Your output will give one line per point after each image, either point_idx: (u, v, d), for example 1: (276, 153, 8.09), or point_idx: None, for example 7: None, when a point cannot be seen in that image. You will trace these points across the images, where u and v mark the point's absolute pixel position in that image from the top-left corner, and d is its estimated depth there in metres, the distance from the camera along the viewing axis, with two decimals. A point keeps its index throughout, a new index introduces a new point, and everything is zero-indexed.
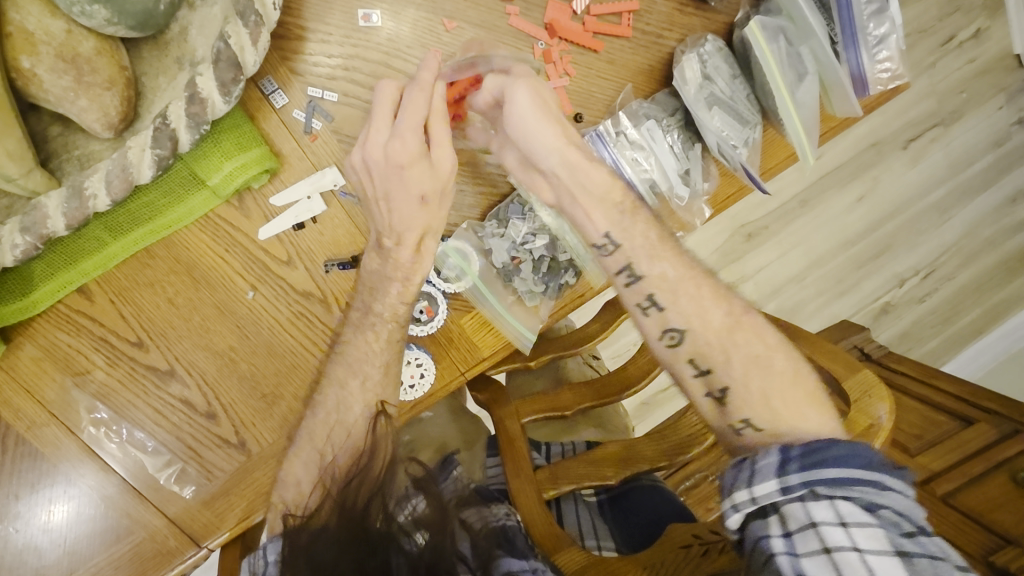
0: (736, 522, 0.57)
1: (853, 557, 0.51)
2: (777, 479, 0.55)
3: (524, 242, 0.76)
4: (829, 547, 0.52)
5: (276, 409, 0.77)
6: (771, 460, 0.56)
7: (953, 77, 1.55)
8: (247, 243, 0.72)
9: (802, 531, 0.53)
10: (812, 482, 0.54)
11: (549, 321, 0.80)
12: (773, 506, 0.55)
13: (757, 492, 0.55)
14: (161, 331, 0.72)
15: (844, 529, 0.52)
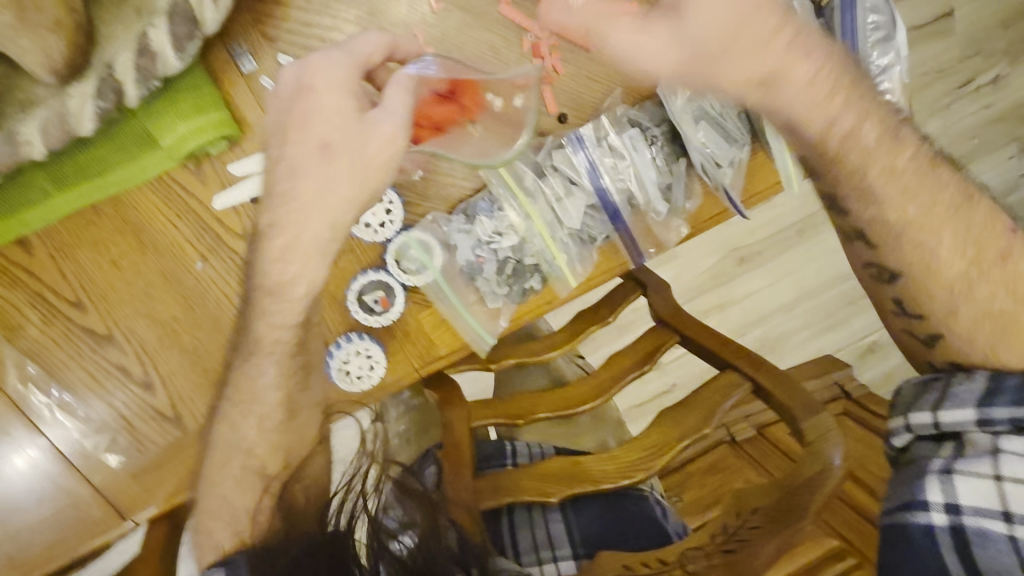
0: (905, 440, 0.66)
1: (1022, 487, 0.58)
2: (977, 408, 0.61)
3: (490, 241, 0.72)
4: (1001, 476, 0.59)
5: (216, 386, 0.74)
6: (979, 385, 0.62)
7: (966, 121, 1.52)
8: (200, 211, 0.69)
9: (978, 456, 0.60)
10: (1018, 417, 0.59)
11: (509, 325, 0.77)
12: (985, 432, 0.61)
13: (944, 418, 0.62)
14: (102, 293, 0.69)
15: (1003, 457, 0.59)
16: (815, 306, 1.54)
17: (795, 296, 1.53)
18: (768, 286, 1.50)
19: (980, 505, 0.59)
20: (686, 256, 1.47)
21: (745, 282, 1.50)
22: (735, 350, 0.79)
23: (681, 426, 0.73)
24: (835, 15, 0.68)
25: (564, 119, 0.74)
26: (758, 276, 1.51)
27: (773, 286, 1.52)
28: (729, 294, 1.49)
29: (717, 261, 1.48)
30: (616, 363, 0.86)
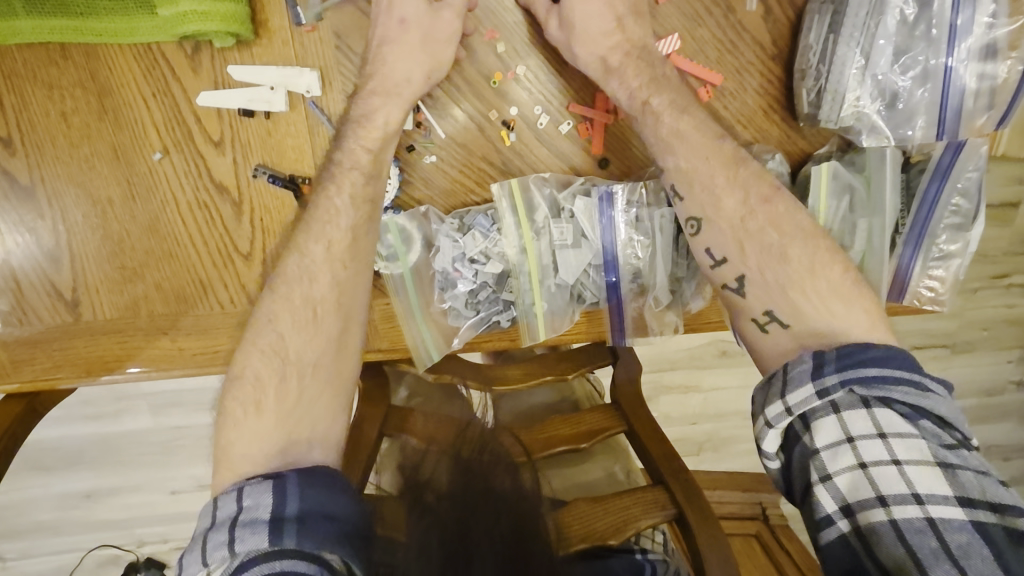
0: (774, 445, 0.51)
1: (893, 471, 0.47)
2: (815, 383, 0.49)
3: (474, 260, 0.65)
4: (864, 463, 0.47)
5: (130, 288, 0.67)
6: (804, 365, 0.50)
7: (985, 312, 1.33)
8: (180, 101, 0.61)
9: (835, 448, 0.48)
10: (849, 382, 0.48)
11: (459, 350, 0.70)
12: (835, 410, 0.49)
13: (792, 401, 0.49)
14: (37, 142, 0.61)
15: (883, 440, 0.47)
16: None
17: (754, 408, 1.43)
18: (736, 387, 1.40)
19: (864, 496, 0.47)
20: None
21: (716, 376, 1.40)
22: (677, 468, 0.73)
23: (585, 523, 0.67)
24: (923, 180, 0.62)
25: (604, 165, 0.67)
26: (735, 375, 1.40)
27: (740, 389, 1.41)
28: (692, 379, 1.40)
29: (704, 345, 1.37)
30: (556, 427, 0.80)
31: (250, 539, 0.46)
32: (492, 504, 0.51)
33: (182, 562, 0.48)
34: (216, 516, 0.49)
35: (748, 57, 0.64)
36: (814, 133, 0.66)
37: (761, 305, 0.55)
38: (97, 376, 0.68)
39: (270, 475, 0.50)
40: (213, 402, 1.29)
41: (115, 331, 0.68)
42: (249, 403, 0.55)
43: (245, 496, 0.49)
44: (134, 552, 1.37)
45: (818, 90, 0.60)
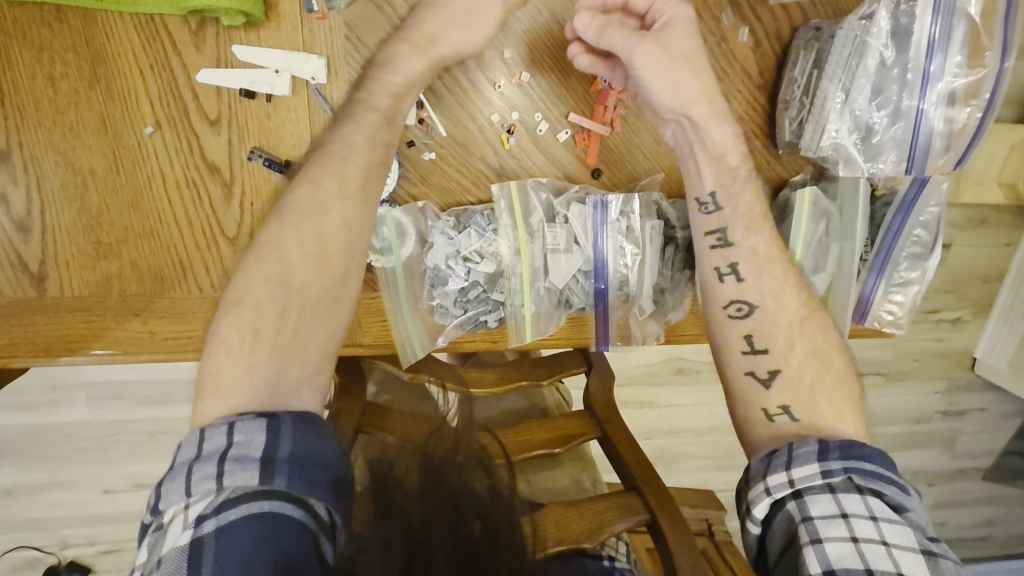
0: (762, 512, 0.54)
1: (881, 551, 0.48)
2: (819, 465, 0.52)
3: (467, 258, 0.66)
4: (856, 539, 0.49)
5: (103, 265, 0.64)
6: (810, 448, 0.53)
7: (918, 343, 1.43)
8: (178, 76, 0.59)
9: (829, 518, 0.50)
10: (852, 470, 0.51)
11: (444, 349, 0.70)
12: (831, 492, 0.51)
13: (796, 475, 0.53)
14: (19, 104, 0.58)
15: (874, 523, 0.49)
16: (721, 442, 1.50)
17: (706, 426, 1.48)
18: (690, 405, 1.44)
19: (850, 565, 0.48)
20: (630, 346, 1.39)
21: (673, 393, 1.44)
22: (650, 475, 0.75)
23: (560, 526, 0.67)
24: (888, 213, 0.67)
25: (597, 175, 0.69)
26: (689, 393, 1.44)
27: (695, 408, 1.46)
28: (651, 396, 1.43)
29: (659, 361, 1.41)
30: (532, 431, 0.81)
31: (239, 476, 0.45)
32: (454, 521, 0.45)
33: (157, 491, 0.46)
34: (202, 447, 0.47)
35: (736, 84, 0.68)
36: (791, 161, 0.70)
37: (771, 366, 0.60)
38: (57, 356, 0.65)
39: (264, 414, 0.49)
40: (163, 397, 1.22)
41: (83, 309, 0.65)
42: (246, 333, 0.54)
43: (237, 432, 0.47)
44: (56, 555, 1.29)
45: (800, 120, 0.66)
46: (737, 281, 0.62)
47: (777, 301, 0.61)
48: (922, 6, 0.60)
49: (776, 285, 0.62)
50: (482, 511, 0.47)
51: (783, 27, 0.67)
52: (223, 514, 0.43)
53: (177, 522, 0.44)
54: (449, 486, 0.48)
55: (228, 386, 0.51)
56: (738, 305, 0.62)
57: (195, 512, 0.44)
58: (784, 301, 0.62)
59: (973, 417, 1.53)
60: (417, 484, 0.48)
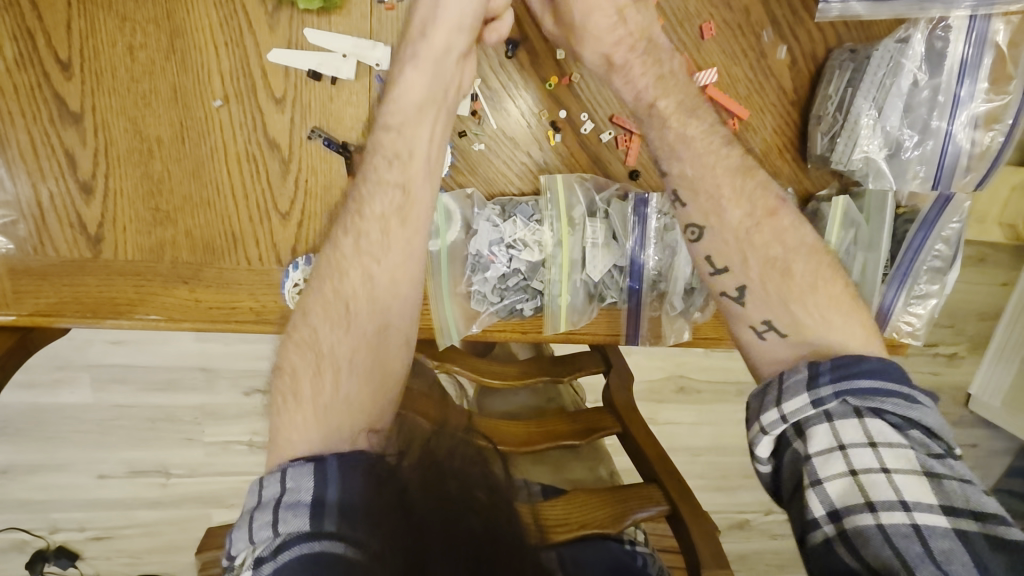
0: (767, 451, 0.57)
1: (882, 479, 0.52)
2: (810, 393, 0.54)
3: (511, 245, 0.68)
4: (856, 470, 0.52)
5: (159, 231, 0.66)
6: (801, 375, 0.55)
7: (915, 376, 1.46)
8: (250, 54, 0.62)
9: (828, 454, 0.53)
10: (842, 392, 0.53)
11: (480, 334, 0.72)
12: (828, 419, 0.54)
13: (789, 409, 0.55)
14: (98, 70, 0.61)
15: (873, 449, 0.52)
16: (719, 463, 1.50)
17: (704, 445, 1.49)
18: (687, 423, 1.46)
19: (852, 501, 0.52)
20: (633, 361, 1.41)
21: (672, 411, 1.46)
22: (671, 470, 0.76)
23: (586, 510, 0.70)
24: (910, 230, 0.70)
25: (635, 176, 0.72)
26: (688, 411, 1.47)
27: (692, 426, 1.47)
28: (651, 412, 1.45)
29: (660, 378, 1.43)
30: (554, 423, 0.84)
31: (291, 522, 0.48)
32: (452, 518, 0.43)
33: (230, 534, 0.51)
34: (262, 495, 0.51)
35: (771, 99, 0.72)
36: (819, 175, 0.74)
37: (763, 315, 0.61)
38: (104, 318, 0.66)
39: (312, 458, 0.51)
40: (168, 383, 1.24)
41: (134, 272, 0.67)
42: (288, 394, 0.55)
43: (289, 478, 0.50)
44: (43, 539, 1.27)
45: (831, 135, 0.69)
46: (685, 207, 0.64)
47: (719, 215, 0.62)
48: (957, 31, 0.65)
49: (726, 200, 0.62)
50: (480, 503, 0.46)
51: (818, 49, 0.70)
52: (278, 557, 0.46)
53: (246, 563, 0.48)
54: (446, 479, 0.46)
55: (285, 444, 0.53)
56: (693, 230, 0.64)
57: (256, 554, 0.48)
58: (751, 230, 0.62)
59: (966, 453, 1.54)
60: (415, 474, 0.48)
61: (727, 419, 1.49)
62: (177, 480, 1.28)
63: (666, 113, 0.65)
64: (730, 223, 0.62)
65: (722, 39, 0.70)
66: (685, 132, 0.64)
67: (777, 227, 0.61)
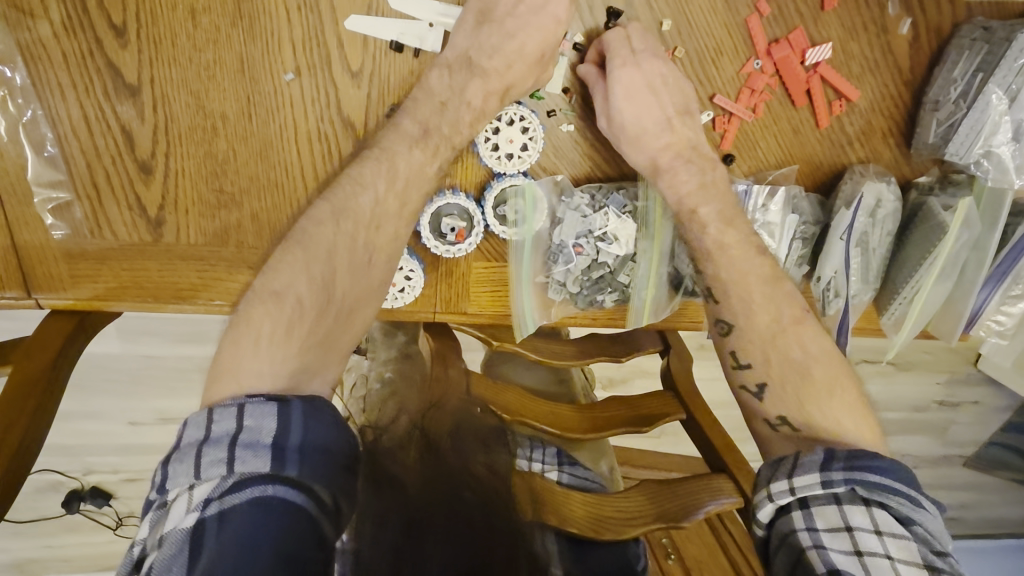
0: (766, 516, 0.57)
1: (886, 565, 0.50)
2: (820, 474, 0.53)
3: (599, 238, 0.64)
4: (860, 552, 0.51)
5: (223, 215, 0.61)
6: (815, 457, 0.54)
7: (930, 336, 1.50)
8: (327, 20, 0.55)
9: (834, 530, 0.52)
10: (853, 480, 0.52)
11: (554, 324, 0.70)
12: (836, 502, 0.53)
13: (797, 483, 0.54)
14: (156, 37, 0.54)
15: (879, 537, 0.51)
16: (733, 417, 1.52)
17: (721, 401, 1.50)
18: (708, 380, 1.48)
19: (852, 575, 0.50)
20: None
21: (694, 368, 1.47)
22: (743, 463, 0.75)
23: (660, 503, 0.70)
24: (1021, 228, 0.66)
25: (728, 162, 0.67)
26: (708, 367, 1.47)
27: (712, 383, 1.49)
28: None
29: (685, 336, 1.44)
30: (616, 409, 0.83)
31: (250, 463, 0.42)
32: (451, 506, 0.45)
33: (163, 468, 0.44)
34: (209, 429, 0.44)
35: (884, 77, 0.66)
36: (920, 162, 0.69)
37: (775, 410, 0.60)
38: (166, 304, 0.62)
39: (274, 397, 0.46)
40: (194, 335, 1.22)
41: (196, 258, 0.62)
42: (279, 323, 0.50)
43: (246, 415, 0.44)
44: (79, 481, 1.26)
45: (950, 123, 0.64)
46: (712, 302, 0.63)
47: (750, 318, 0.61)
48: None
49: (748, 302, 0.61)
50: (476, 484, 0.47)
51: (946, 22, 0.64)
52: (228, 499, 0.41)
53: (183, 502, 0.42)
54: (446, 465, 0.48)
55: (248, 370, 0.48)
56: (721, 325, 0.62)
57: (199, 496, 0.41)
58: (755, 316, 0.61)
59: (967, 409, 1.56)
60: (415, 460, 0.49)
61: None
62: None
63: (708, 222, 0.62)
64: (763, 314, 0.60)
65: (842, 11, 0.63)
66: (720, 238, 0.62)
67: (803, 336, 0.60)
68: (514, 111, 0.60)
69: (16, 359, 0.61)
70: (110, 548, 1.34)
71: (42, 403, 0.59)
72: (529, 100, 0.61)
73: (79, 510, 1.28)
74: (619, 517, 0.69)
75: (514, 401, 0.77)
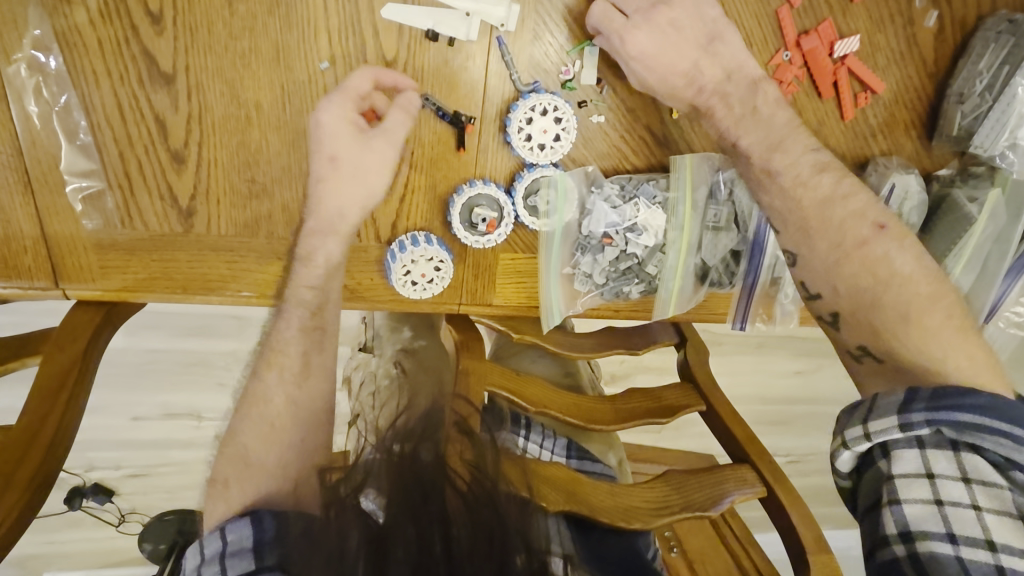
0: (846, 465, 0.57)
1: (969, 514, 0.50)
2: (900, 417, 0.52)
3: (628, 228, 0.65)
4: (941, 500, 0.51)
5: (254, 206, 0.61)
6: (894, 399, 0.52)
7: None
8: (363, 8, 0.55)
9: (911, 478, 0.52)
10: (937, 422, 0.50)
11: (580, 315, 0.70)
12: (919, 445, 0.52)
13: (873, 429, 0.53)
14: (192, 25, 0.54)
15: (965, 485, 0.51)
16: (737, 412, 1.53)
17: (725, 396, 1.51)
18: None
19: (931, 528, 0.51)
20: None
21: None
22: (765, 454, 0.76)
23: (686, 494, 0.71)
24: None
25: None
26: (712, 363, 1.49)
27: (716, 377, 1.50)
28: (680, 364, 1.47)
29: None
30: (636, 400, 0.83)
31: (239, 568, 0.45)
32: (417, 516, 0.42)
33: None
34: (202, 553, 0.48)
35: (909, 70, 0.67)
36: (939, 155, 0.70)
37: (857, 340, 0.59)
38: (195, 294, 0.62)
39: (247, 509, 0.49)
40: (201, 329, 1.21)
41: (226, 249, 0.62)
42: (243, 456, 0.54)
43: (227, 531, 0.47)
44: (81, 477, 1.25)
45: (975, 115, 0.65)
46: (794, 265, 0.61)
47: (828, 267, 0.59)
48: None
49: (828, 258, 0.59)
50: (458, 485, 0.44)
51: (970, 15, 0.65)
52: None
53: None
54: (419, 467, 0.45)
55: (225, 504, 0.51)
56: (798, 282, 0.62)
57: None
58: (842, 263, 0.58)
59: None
60: (385, 464, 0.47)
61: (751, 371, 1.52)
62: (211, 423, 1.28)
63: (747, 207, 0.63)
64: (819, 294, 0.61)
65: (870, 3, 0.64)
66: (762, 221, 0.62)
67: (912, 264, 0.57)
68: (545, 102, 0.59)
69: (44, 351, 0.61)
70: (112, 545, 1.33)
71: (77, 392, 0.59)
72: (561, 91, 0.62)
73: (81, 506, 1.25)
74: (643, 508, 0.69)
75: (537, 391, 0.78)
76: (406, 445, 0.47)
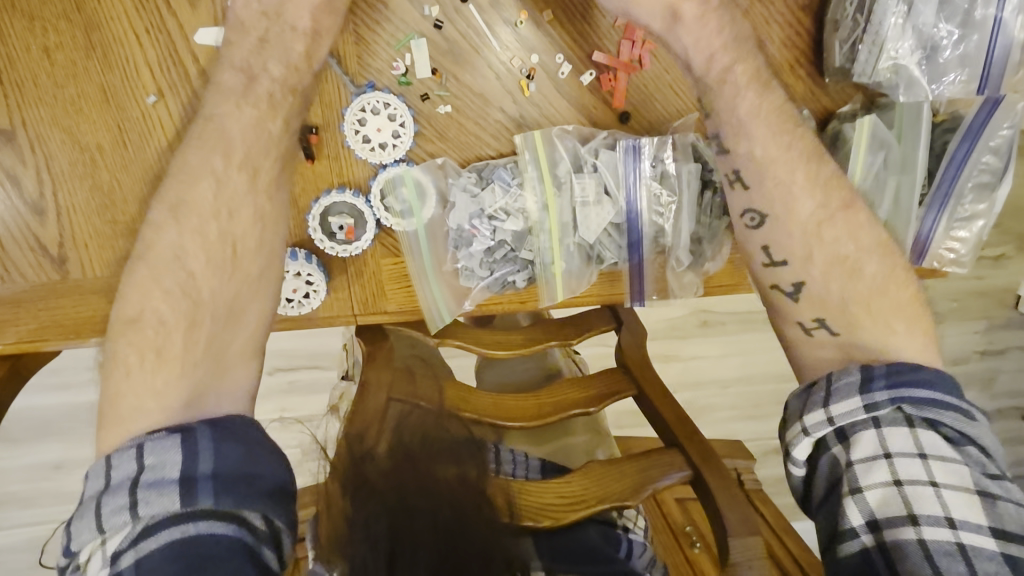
0: (805, 453, 0.52)
1: (929, 493, 0.48)
2: (861, 397, 0.50)
3: (492, 217, 0.62)
4: (899, 481, 0.48)
5: (120, 241, 0.61)
6: (851, 377, 0.51)
7: (956, 282, 1.32)
8: (176, 39, 0.57)
9: (870, 461, 0.49)
10: (898, 400, 0.49)
11: (472, 312, 0.68)
12: (876, 425, 0.50)
13: (834, 411, 0.50)
14: (19, 82, 0.56)
15: (923, 461, 0.48)
16: (751, 393, 1.39)
17: (735, 376, 1.37)
18: (715, 357, 1.34)
19: (893, 513, 0.47)
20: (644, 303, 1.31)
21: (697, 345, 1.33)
22: (696, 434, 0.71)
23: (603, 484, 0.65)
24: (953, 140, 0.61)
25: (625, 120, 0.64)
26: (715, 343, 1.33)
27: (721, 359, 1.35)
28: (677, 350, 1.34)
29: (683, 315, 1.31)
30: (565, 391, 0.79)
31: (155, 503, 0.41)
32: (428, 503, 0.42)
33: (67, 530, 0.43)
34: (109, 477, 0.43)
35: (777, 7, 0.61)
36: (839, 90, 0.63)
37: (815, 311, 0.56)
38: (88, 337, 0.62)
39: (176, 429, 0.45)
40: None
41: (107, 289, 0.61)
42: (148, 349, 0.49)
43: (147, 454, 0.43)
44: None
45: (851, 42, 0.59)
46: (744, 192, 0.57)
47: (788, 206, 0.56)
48: None
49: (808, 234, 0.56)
50: (453, 496, 0.43)
51: None
52: (142, 544, 0.40)
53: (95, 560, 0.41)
54: (419, 470, 0.45)
55: (129, 413, 0.47)
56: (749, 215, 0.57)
57: (111, 548, 0.41)
58: (798, 205, 0.56)
59: (1013, 354, 1.40)
60: (379, 459, 0.46)
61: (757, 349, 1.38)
62: None
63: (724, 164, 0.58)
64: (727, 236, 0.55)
65: None
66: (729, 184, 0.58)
67: (842, 222, 0.55)
68: (377, 100, 0.59)
69: None
70: None
71: None
72: (398, 87, 0.60)
73: None
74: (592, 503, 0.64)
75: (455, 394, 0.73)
76: (415, 453, 0.47)
